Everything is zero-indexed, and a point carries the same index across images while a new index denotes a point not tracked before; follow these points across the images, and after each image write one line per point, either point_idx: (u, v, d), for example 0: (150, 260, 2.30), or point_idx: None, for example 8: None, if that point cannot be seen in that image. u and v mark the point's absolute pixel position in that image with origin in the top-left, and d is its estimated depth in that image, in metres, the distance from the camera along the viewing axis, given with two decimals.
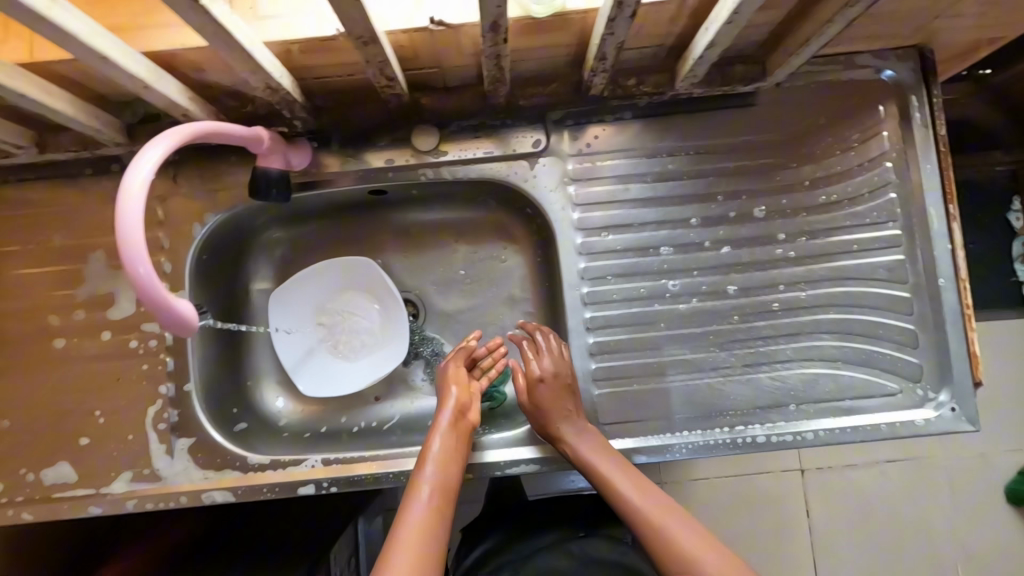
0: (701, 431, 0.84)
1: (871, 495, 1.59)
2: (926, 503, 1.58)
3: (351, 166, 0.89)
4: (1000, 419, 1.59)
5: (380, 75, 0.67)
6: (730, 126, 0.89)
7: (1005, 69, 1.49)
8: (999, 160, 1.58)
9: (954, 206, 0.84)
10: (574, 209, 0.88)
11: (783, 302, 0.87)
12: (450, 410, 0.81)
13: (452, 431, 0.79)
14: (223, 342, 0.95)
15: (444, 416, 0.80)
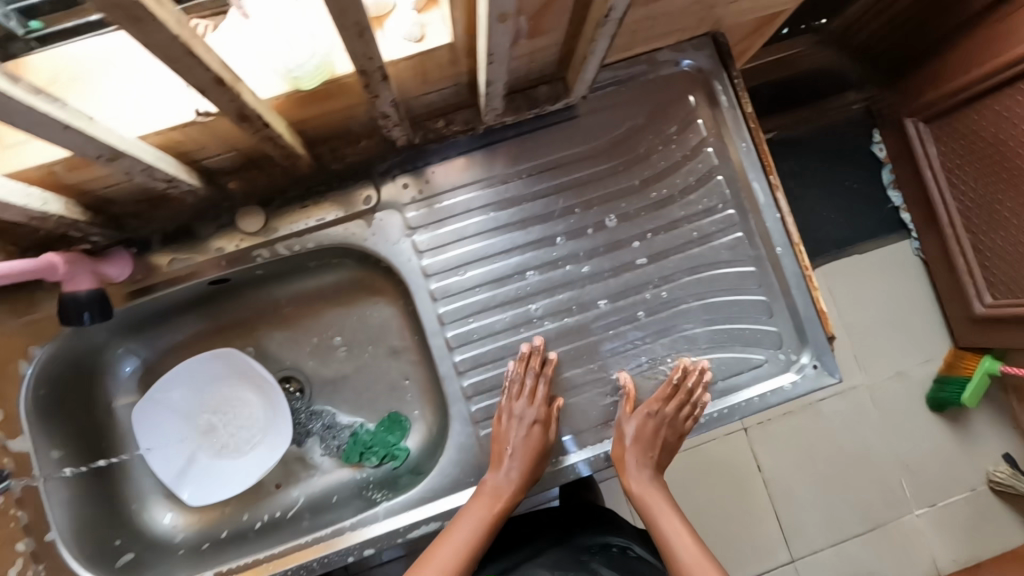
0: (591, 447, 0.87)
1: (813, 439, 1.57)
2: (864, 433, 1.58)
3: (180, 263, 0.84)
4: (907, 335, 1.61)
5: (152, 179, 0.63)
6: (557, 141, 0.90)
7: (836, 16, 1.51)
8: (853, 101, 1.61)
9: (774, 175, 0.88)
10: (421, 256, 0.86)
11: (641, 301, 0.88)
12: (508, 467, 0.80)
13: (511, 492, 0.79)
14: (87, 476, 0.89)
15: (508, 472, 0.80)
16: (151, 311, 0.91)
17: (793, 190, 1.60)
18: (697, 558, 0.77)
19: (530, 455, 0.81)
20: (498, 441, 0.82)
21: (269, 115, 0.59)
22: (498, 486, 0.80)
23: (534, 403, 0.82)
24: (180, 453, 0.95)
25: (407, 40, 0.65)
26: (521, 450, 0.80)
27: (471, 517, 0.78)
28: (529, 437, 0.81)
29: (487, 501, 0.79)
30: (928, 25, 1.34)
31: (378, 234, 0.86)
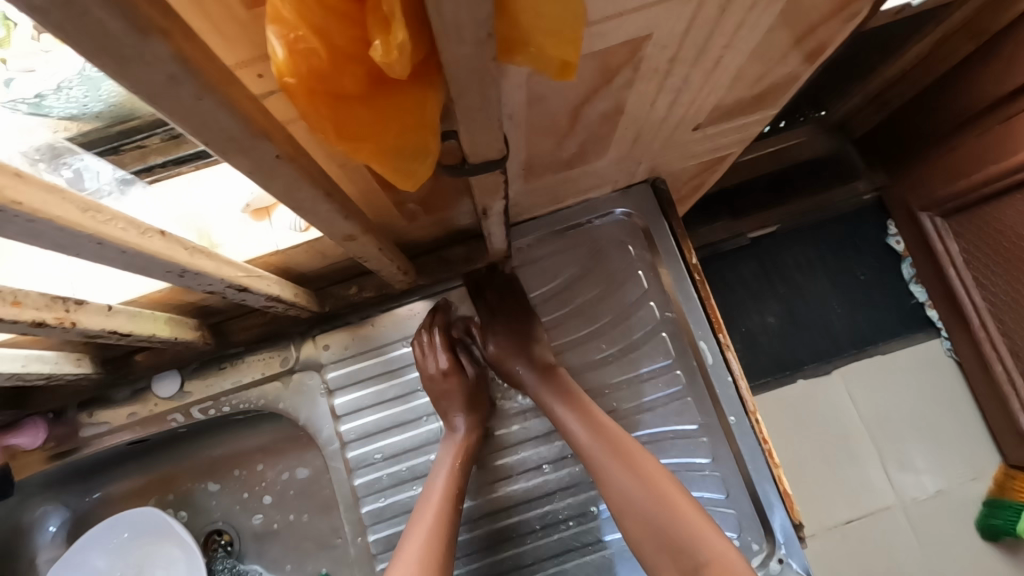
0: None
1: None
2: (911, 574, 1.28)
3: (93, 430, 0.82)
4: (948, 453, 1.35)
5: (26, 381, 0.61)
6: (489, 295, 0.83)
7: (838, 107, 1.35)
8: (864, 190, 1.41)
9: (724, 335, 0.79)
10: (339, 421, 0.81)
11: (534, 490, 0.80)
12: (456, 416, 0.77)
13: (462, 431, 0.76)
14: None
15: (460, 421, 0.77)
16: (73, 469, 0.88)
17: (800, 287, 1.40)
18: (617, 444, 0.70)
19: (467, 395, 0.79)
20: (432, 393, 0.79)
21: (131, 324, 0.57)
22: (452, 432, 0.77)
23: (437, 355, 0.78)
24: None
25: (294, 230, 0.64)
26: (455, 396, 0.78)
27: (438, 469, 0.74)
28: (458, 384, 0.78)
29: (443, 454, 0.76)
30: (934, 112, 1.19)
31: (296, 392, 0.82)
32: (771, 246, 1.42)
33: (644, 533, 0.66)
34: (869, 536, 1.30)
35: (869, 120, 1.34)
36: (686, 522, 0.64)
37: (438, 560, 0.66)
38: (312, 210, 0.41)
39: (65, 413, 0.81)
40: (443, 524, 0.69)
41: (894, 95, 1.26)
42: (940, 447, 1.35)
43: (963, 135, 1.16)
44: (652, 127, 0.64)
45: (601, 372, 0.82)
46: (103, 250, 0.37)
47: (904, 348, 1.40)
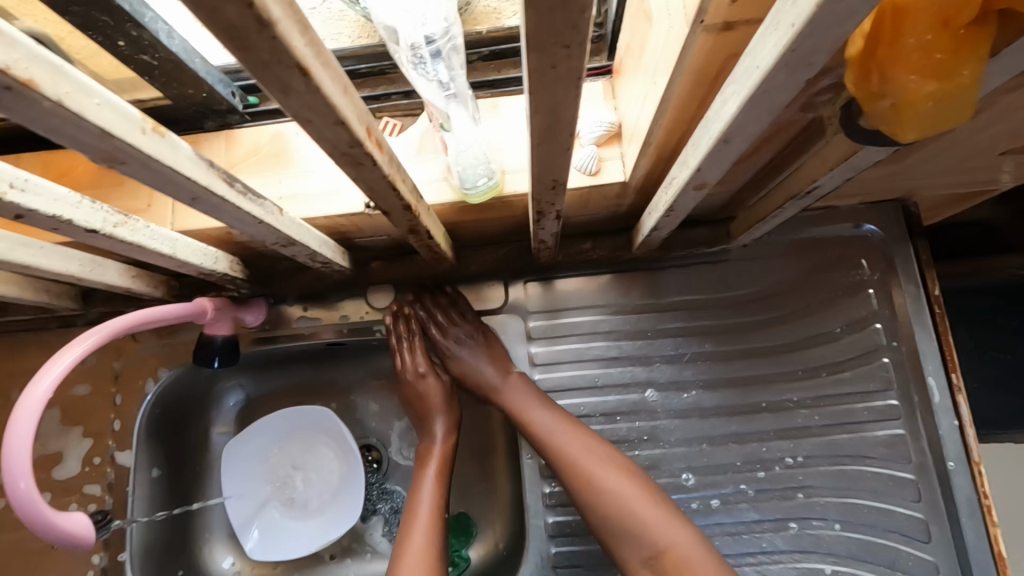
0: None
1: None
2: None
3: (303, 322, 0.86)
4: None
5: (312, 261, 0.65)
6: (704, 281, 0.82)
7: None
8: None
9: (957, 376, 0.75)
10: (534, 369, 0.83)
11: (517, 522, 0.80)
12: (434, 426, 0.81)
13: (442, 440, 0.80)
14: (173, 526, 0.90)
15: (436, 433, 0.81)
16: (267, 356, 0.94)
17: None
18: (570, 439, 0.73)
19: (444, 402, 0.83)
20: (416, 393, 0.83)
21: (434, 228, 0.59)
22: (428, 447, 0.81)
23: (415, 359, 0.83)
24: (258, 496, 0.95)
25: (581, 171, 0.64)
26: (427, 401, 0.82)
27: (421, 482, 0.78)
28: (431, 389, 0.83)
29: (425, 466, 0.79)
30: None
31: (495, 333, 0.84)
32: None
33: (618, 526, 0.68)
34: None
35: None
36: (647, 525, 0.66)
37: (436, 565, 0.70)
38: (724, 150, 0.41)
39: (286, 300, 0.86)
40: (432, 537, 0.71)
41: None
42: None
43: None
44: (971, 142, 0.61)
45: (811, 383, 0.79)
46: (560, 143, 0.38)
47: None
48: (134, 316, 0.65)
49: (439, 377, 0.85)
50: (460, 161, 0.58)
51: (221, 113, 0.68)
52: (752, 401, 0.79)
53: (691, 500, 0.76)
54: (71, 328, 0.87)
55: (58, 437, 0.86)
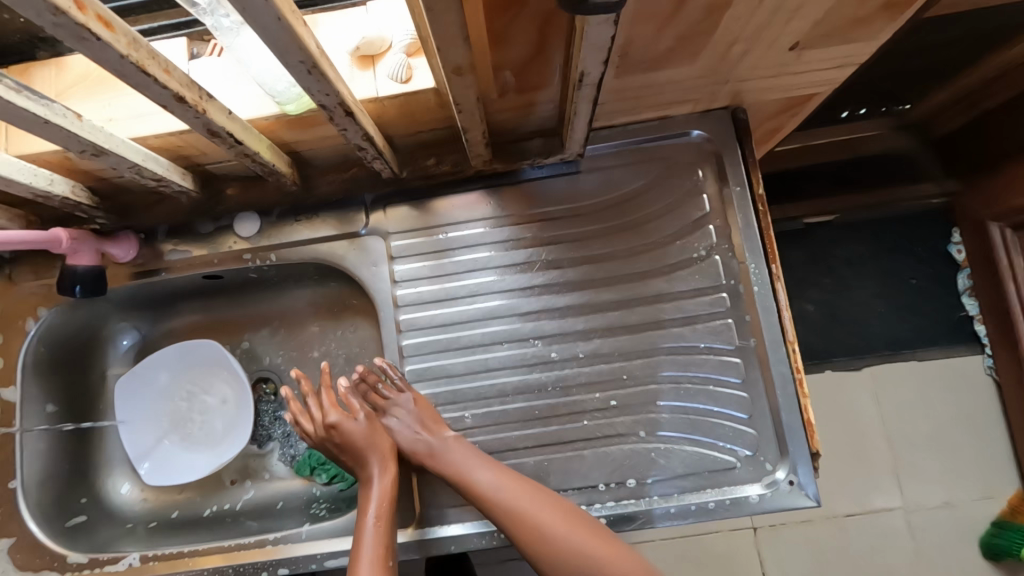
0: None
1: (849, 550, 1.45)
2: (909, 559, 1.44)
3: (175, 255, 0.89)
4: (965, 433, 1.48)
5: (142, 177, 0.69)
6: (553, 193, 0.88)
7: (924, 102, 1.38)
8: (932, 193, 1.48)
9: (777, 265, 0.81)
10: (397, 285, 0.87)
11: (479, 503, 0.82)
12: (377, 470, 0.80)
13: (381, 497, 0.77)
14: (69, 457, 0.94)
15: (378, 475, 0.80)
16: (150, 293, 0.96)
17: (841, 277, 1.51)
18: (516, 494, 0.74)
19: (369, 448, 0.82)
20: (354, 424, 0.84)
21: (243, 135, 0.62)
22: (371, 485, 0.79)
23: (325, 411, 0.85)
24: (153, 431, 1.00)
25: (393, 79, 0.67)
26: (356, 446, 0.82)
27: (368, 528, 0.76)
28: (355, 436, 0.83)
29: (368, 502, 0.78)
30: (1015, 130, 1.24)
31: (359, 254, 0.89)
32: (823, 238, 1.52)
33: (555, 566, 0.72)
34: (878, 522, 1.45)
35: (953, 121, 1.39)
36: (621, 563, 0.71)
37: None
38: (434, 18, 0.45)
39: (157, 236, 0.89)
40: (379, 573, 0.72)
41: (985, 98, 1.28)
42: (947, 461, 1.47)
43: None
44: (751, 35, 0.64)
45: (647, 284, 0.84)
46: (265, 10, 0.41)
47: (938, 361, 1.51)
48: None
49: (359, 420, 0.84)
50: (262, 68, 0.61)
51: (46, 41, 0.69)
52: (599, 301, 0.85)
53: (540, 393, 0.83)
54: None
55: None
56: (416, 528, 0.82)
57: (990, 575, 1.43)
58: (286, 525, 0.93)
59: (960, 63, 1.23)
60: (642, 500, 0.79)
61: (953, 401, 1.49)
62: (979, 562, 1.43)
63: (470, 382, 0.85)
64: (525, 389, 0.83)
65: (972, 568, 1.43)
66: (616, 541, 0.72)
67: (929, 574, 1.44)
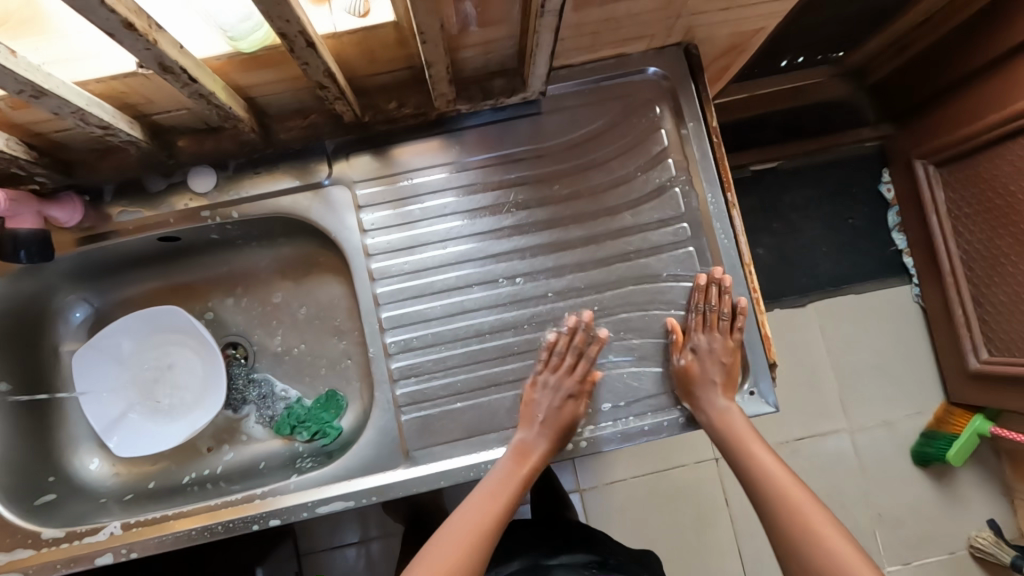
0: None
1: (799, 468, 1.58)
2: (852, 470, 1.59)
3: (126, 217, 0.85)
4: (899, 355, 1.63)
5: (86, 123, 0.65)
6: (515, 135, 0.88)
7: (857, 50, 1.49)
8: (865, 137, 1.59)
9: (732, 194, 0.86)
10: (367, 234, 0.87)
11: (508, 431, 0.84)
12: (535, 432, 0.81)
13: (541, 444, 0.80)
14: (28, 436, 0.90)
15: (537, 438, 0.81)
16: (101, 260, 0.92)
17: (786, 219, 1.60)
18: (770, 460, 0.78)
19: (560, 425, 0.81)
20: (529, 405, 0.83)
21: (197, 72, 0.59)
22: (525, 446, 0.81)
23: (563, 369, 0.83)
24: (119, 403, 0.97)
25: (351, 14, 0.65)
26: (551, 421, 0.81)
27: (511, 475, 0.79)
28: (562, 410, 0.81)
29: (523, 463, 0.80)
30: (940, 72, 1.34)
31: (324, 205, 0.87)
32: (769, 182, 1.60)
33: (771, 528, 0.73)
34: (824, 441, 1.59)
35: (885, 66, 1.48)
36: (813, 524, 0.70)
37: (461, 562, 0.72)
38: None
39: (104, 197, 0.84)
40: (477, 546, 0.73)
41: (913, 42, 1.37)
42: (883, 380, 1.62)
43: (994, 74, 1.23)
44: None
45: (614, 219, 0.87)
46: None
47: (875, 292, 1.64)
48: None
49: (579, 403, 0.83)
50: None
51: None
52: (567, 239, 0.87)
53: (516, 331, 0.86)
54: None
55: None
56: (427, 461, 0.83)
57: (920, 479, 1.60)
58: (271, 480, 0.94)
59: (890, 8, 1.31)
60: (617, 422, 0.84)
61: (889, 327, 1.63)
62: (911, 469, 1.59)
63: (447, 325, 0.86)
64: (503, 327, 0.85)
65: (905, 474, 1.59)
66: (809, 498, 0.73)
67: (869, 483, 1.59)
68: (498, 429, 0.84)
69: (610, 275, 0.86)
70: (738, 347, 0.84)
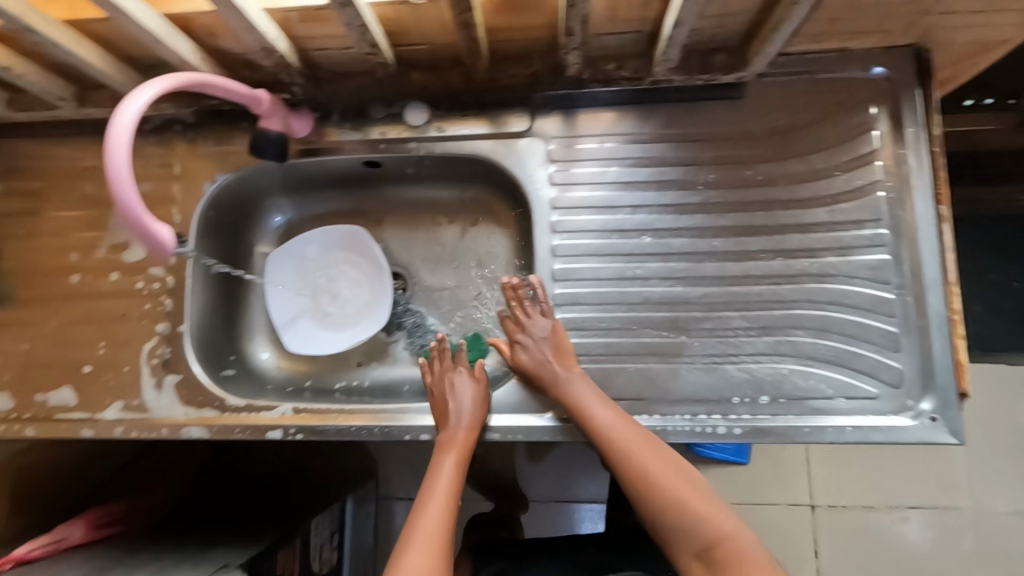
0: (687, 415, 0.83)
1: None
2: None
3: (344, 137, 0.94)
4: None
5: (362, 40, 0.74)
6: (716, 115, 0.89)
7: None
8: None
9: (945, 207, 0.82)
10: (553, 187, 0.90)
11: (660, 399, 0.84)
12: (452, 415, 0.85)
13: (467, 433, 0.84)
14: (222, 316, 1.02)
15: (460, 420, 0.85)
16: (309, 174, 1.03)
17: None
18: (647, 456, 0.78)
19: (478, 400, 0.87)
20: (438, 394, 0.88)
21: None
22: (450, 436, 0.85)
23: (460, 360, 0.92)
24: (293, 304, 1.07)
25: None
26: (467, 403, 0.86)
27: (442, 468, 0.84)
28: (473, 391, 0.87)
29: (446, 453, 0.84)
30: None
31: (518, 155, 0.92)
32: None
33: (682, 535, 0.76)
34: None
35: None
36: (716, 526, 0.75)
37: (437, 552, 0.76)
38: None
39: (331, 116, 0.94)
40: (442, 521, 0.79)
41: None
42: None
43: None
44: None
45: (807, 212, 0.85)
46: None
47: None
48: (215, 81, 0.75)
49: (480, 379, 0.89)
50: None
51: None
52: (749, 225, 0.86)
53: (685, 305, 0.85)
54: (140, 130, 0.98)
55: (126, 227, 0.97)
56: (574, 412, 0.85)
57: None
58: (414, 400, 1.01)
59: None
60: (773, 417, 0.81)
61: None
62: None
63: (615, 288, 0.87)
64: (669, 299, 0.86)
65: None
66: (722, 514, 0.76)
67: None
68: (650, 398, 0.84)
69: (792, 267, 0.84)
70: (557, 326, 0.85)
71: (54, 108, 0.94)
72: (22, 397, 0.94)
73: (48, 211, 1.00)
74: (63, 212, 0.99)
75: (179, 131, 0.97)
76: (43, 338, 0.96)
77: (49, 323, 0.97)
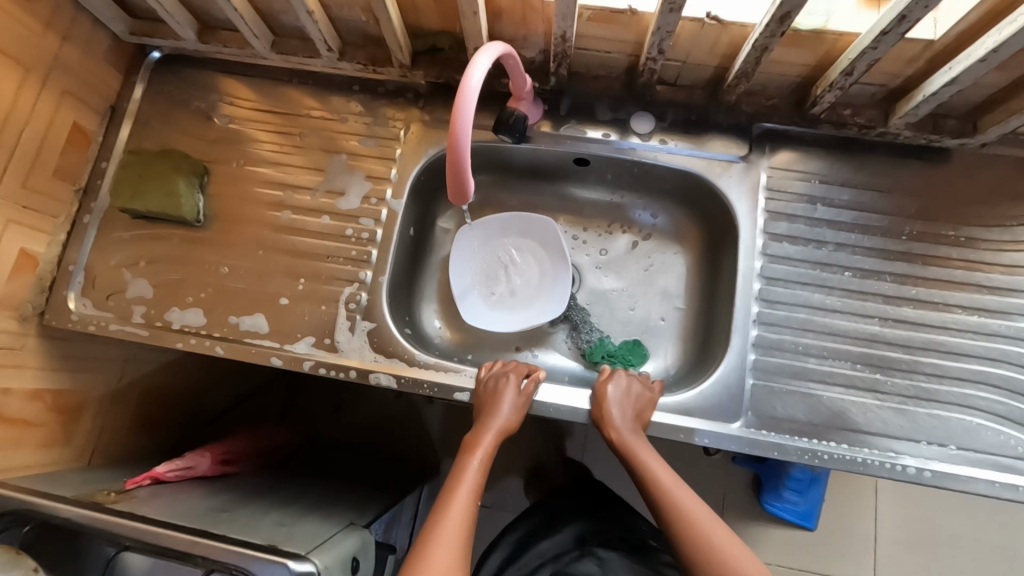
0: (874, 450, 0.85)
1: None
2: None
3: (567, 130, 1.00)
4: None
5: (654, 46, 0.82)
6: (927, 173, 0.95)
7: None
8: None
9: None
10: (762, 213, 0.95)
11: (850, 430, 0.86)
12: (489, 420, 0.87)
13: (493, 436, 0.86)
14: (405, 276, 1.06)
15: (492, 430, 0.87)
16: (514, 161, 1.08)
17: None
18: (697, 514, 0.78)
19: (516, 415, 0.87)
20: (489, 398, 0.89)
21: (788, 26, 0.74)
22: (474, 438, 0.87)
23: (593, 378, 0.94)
24: (471, 278, 1.10)
25: None
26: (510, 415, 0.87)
27: (467, 467, 0.85)
28: (516, 404, 0.88)
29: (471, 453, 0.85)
30: None
31: (733, 177, 0.97)
32: None
33: None
34: None
35: None
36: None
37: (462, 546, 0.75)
38: None
39: (559, 110, 1.00)
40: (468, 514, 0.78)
41: None
42: None
43: None
44: None
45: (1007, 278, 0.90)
46: None
47: None
48: (510, 54, 0.78)
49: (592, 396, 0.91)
50: None
51: None
52: (950, 280, 0.91)
53: (880, 344, 0.89)
54: (374, 90, 1.05)
55: (342, 175, 1.02)
56: (761, 428, 0.87)
57: None
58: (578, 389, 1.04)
59: None
60: (965, 468, 0.83)
61: None
62: None
63: (813, 316, 0.91)
64: (866, 336, 0.90)
65: None
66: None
67: None
68: (840, 426, 0.86)
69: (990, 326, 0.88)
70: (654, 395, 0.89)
71: (309, 56, 1.01)
72: (214, 316, 0.97)
73: (268, 147, 1.05)
74: (282, 151, 1.04)
75: (411, 99, 1.05)
76: (243, 264, 0.99)
77: (251, 251, 1.00)
